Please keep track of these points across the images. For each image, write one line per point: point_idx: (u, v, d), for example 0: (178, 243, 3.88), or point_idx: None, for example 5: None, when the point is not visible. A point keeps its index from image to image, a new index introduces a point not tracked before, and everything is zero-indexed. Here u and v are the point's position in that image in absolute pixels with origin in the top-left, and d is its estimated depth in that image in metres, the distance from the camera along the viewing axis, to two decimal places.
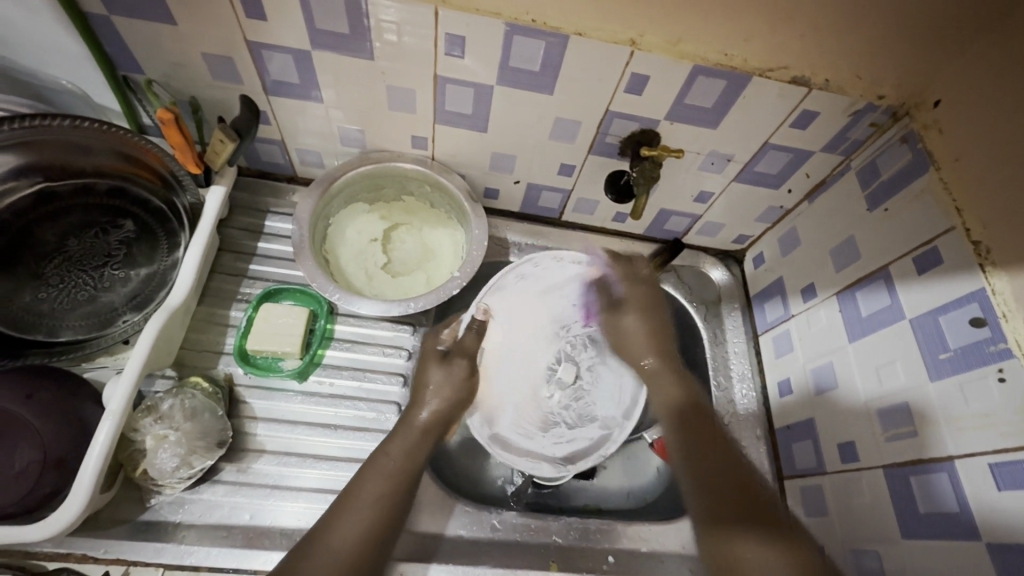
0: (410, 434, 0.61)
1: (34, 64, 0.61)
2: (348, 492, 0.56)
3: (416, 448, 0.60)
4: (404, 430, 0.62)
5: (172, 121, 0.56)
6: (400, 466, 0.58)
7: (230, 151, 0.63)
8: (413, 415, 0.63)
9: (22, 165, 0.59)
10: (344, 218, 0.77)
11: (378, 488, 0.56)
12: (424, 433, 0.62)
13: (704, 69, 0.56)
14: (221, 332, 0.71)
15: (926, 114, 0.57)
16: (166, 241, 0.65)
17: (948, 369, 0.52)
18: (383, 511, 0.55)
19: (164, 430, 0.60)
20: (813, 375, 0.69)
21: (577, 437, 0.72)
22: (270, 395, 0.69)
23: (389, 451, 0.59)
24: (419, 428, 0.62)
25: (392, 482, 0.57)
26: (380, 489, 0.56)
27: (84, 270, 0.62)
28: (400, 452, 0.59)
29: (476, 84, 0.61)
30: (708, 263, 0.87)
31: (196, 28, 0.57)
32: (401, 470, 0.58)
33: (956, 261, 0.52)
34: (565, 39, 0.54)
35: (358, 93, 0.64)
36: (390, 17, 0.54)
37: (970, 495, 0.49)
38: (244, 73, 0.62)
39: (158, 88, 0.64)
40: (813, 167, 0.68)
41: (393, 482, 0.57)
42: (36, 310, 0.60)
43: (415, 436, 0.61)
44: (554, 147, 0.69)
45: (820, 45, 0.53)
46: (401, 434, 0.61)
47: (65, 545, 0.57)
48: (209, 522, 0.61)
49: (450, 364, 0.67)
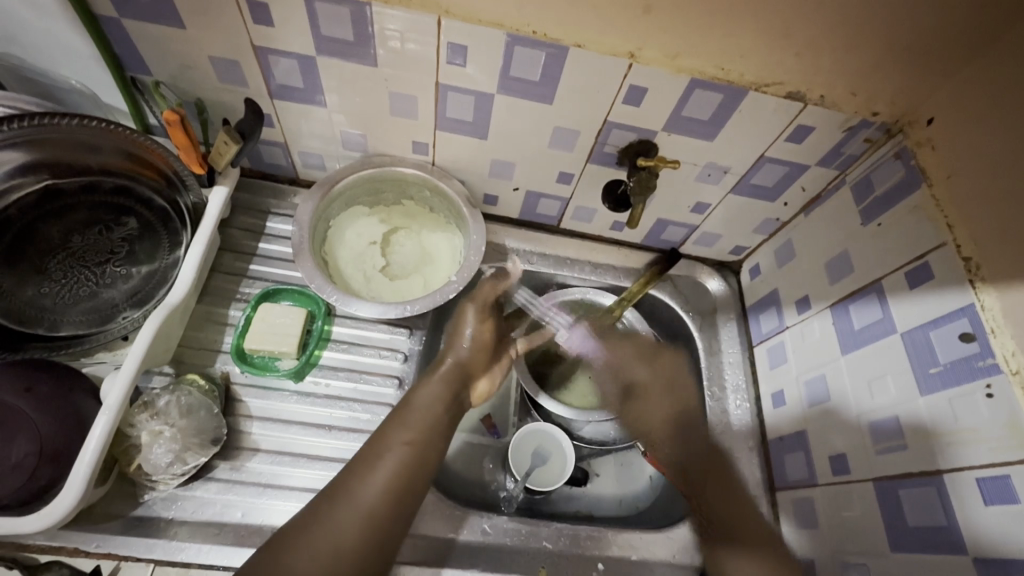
0: (432, 384, 0.63)
1: (46, 64, 0.63)
2: (375, 440, 0.58)
3: (437, 395, 0.62)
4: (431, 377, 0.64)
5: (178, 122, 0.57)
6: (424, 413, 0.60)
7: (234, 153, 0.64)
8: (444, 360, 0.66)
9: (30, 162, 0.60)
10: (344, 220, 0.78)
11: (403, 431, 0.58)
12: (445, 377, 0.65)
13: (701, 83, 0.57)
14: (220, 330, 0.72)
15: (919, 131, 0.58)
16: (168, 239, 0.66)
17: (938, 384, 0.52)
18: (409, 455, 0.57)
19: (159, 426, 0.61)
20: (807, 387, 0.69)
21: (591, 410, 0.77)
22: (266, 394, 0.69)
23: (413, 399, 0.61)
24: (441, 372, 0.65)
25: (414, 430, 0.59)
26: (403, 437, 0.58)
27: (86, 266, 0.63)
28: (425, 400, 0.61)
29: (478, 92, 0.62)
30: (704, 273, 0.88)
31: (204, 31, 0.58)
32: (426, 418, 0.60)
33: (946, 277, 0.53)
34: (565, 51, 0.55)
35: (361, 99, 0.65)
36: (395, 26, 0.55)
37: (958, 509, 0.49)
38: (250, 77, 0.63)
39: (165, 90, 0.65)
40: (808, 181, 0.69)
41: (417, 430, 0.59)
42: (38, 304, 0.60)
43: (436, 385, 0.63)
44: (552, 155, 0.70)
45: (815, 62, 0.54)
46: (425, 384, 0.63)
47: (58, 538, 0.57)
48: (201, 519, 0.62)
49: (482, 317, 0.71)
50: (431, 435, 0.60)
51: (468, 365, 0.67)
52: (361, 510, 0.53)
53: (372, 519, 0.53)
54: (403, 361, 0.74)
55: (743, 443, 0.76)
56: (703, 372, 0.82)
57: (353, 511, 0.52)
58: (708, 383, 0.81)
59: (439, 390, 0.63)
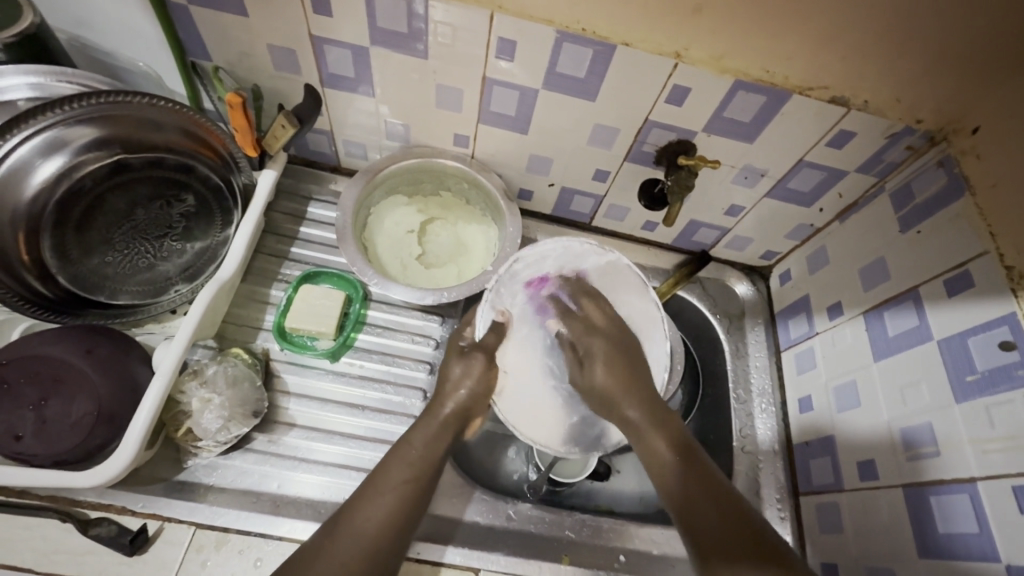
0: (432, 424, 0.62)
1: (115, 45, 0.66)
2: (374, 476, 0.57)
3: (436, 440, 0.61)
4: (426, 420, 0.63)
5: (240, 105, 0.60)
6: (423, 455, 0.59)
7: (288, 137, 0.67)
8: (438, 407, 0.64)
9: (101, 138, 0.62)
10: (383, 208, 0.81)
11: (401, 473, 0.57)
12: (445, 424, 0.63)
13: (745, 85, 0.58)
14: (262, 308, 0.75)
15: (964, 140, 0.58)
16: (220, 218, 0.70)
17: (975, 392, 0.52)
18: (408, 494, 0.56)
19: (208, 394, 0.64)
20: (836, 393, 0.69)
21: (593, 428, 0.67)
22: (302, 372, 0.72)
23: (411, 440, 0.60)
24: (441, 419, 0.63)
25: (413, 469, 0.58)
26: (403, 474, 0.57)
27: (147, 239, 0.67)
28: (423, 441, 0.60)
29: (522, 87, 0.64)
30: (733, 277, 0.88)
31: (266, 22, 0.61)
32: (423, 461, 0.59)
33: (987, 286, 0.53)
34: (611, 49, 0.57)
35: (408, 91, 0.67)
36: (445, 20, 0.57)
37: (992, 517, 0.49)
38: (304, 66, 0.66)
39: (224, 75, 0.68)
40: (846, 188, 0.69)
41: (417, 470, 0.58)
42: (101, 272, 0.65)
43: (434, 426, 0.62)
44: (590, 152, 0.72)
45: (861, 68, 0.55)
46: (422, 426, 0.62)
47: (108, 495, 0.60)
48: (239, 487, 0.64)
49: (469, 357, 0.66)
50: (428, 477, 0.59)
51: (468, 410, 0.64)
52: (361, 542, 0.52)
53: (373, 552, 0.52)
54: (435, 347, 0.76)
55: (768, 448, 0.76)
56: (729, 375, 0.82)
57: (353, 543, 0.52)
58: (734, 386, 0.81)
59: (440, 431, 0.62)
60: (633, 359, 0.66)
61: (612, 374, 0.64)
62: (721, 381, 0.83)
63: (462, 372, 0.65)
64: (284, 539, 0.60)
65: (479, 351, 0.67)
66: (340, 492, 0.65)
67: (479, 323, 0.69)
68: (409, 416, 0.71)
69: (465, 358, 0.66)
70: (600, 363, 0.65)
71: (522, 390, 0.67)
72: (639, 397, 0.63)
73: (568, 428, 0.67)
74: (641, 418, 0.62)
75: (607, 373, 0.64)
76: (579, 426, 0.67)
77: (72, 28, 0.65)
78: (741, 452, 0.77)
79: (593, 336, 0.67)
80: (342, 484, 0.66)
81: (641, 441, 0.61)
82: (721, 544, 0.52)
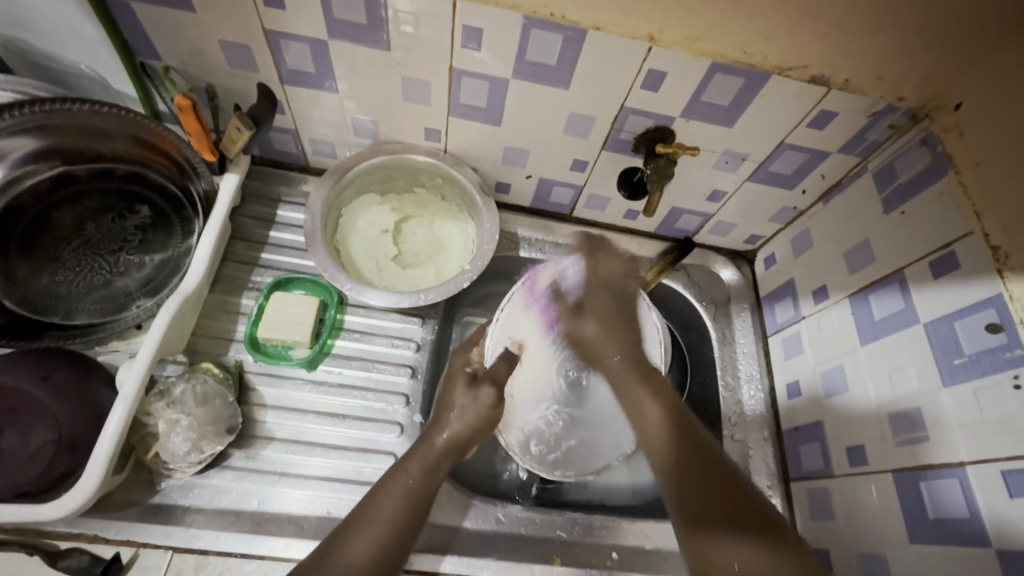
0: (429, 455, 0.59)
1: (55, 48, 0.62)
2: (365, 507, 0.55)
3: (434, 469, 0.59)
4: (421, 446, 0.60)
5: (190, 108, 0.56)
6: (418, 482, 0.57)
7: (245, 140, 0.63)
8: (433, 435, 0.60)
9: (41, 149, 0.60)
10: (355, 209, 0.78)
11: (396, 505, 0.55)
12: (444, 454, 0.60)
13: (722, 67, 0.55)
14: (232, 319, 0.72)
15: (946, 117, 0.56)
16: (180, 227, 0.66)
17: (962, 375, 0.52)
18: (398, 528, 0.54)
19: (175, 414, 0.62)
20: (823, 377, 0.68)
21: (588, 451, 0.69)
22: (280, 383, 0.69)
23: (407, 469, 0.58)
24: (439, 449, 0.60)
25: (406, 501, 0.55)
26: (394, 507, 0.55)
27: (100, 254, 0.63)
28: (420, 469, 0.58)
29: (492, 77, 0.61)
30: (719, 262, 0.86)
31: (215, 16, 0.57)
32: (418, 491, 0.57)
33: (973, 266, 0.52)
34: (582, 33, 0.54)
35: (372, 84, 0.64)
36: (407, 8, 0.54)
37: (982, 499, 0.49)
38: (260, 62, 0.62)
39: (175, 75, 0.64)
40: (828, 168, 0.68)
41: (411, 502, 0.56)
42: (52, 292, 0.62)
43: (432, 459, 0.59)
44: (568, 141, 0.69)
45: (840, 46, 0.52)
46: (418, 453, 0.59)
47: (78, 524, 0.57)
48: (217, 507, 0.62)
49: (478, 388, 0.63)
50: (418, 511, 0.56)
51: (465, 443, 0.61)
52: None
53: None
54: (416, 350, 0.74)
55: (757, 433, 0.76)
56: (716, 362, 0.81)
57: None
58: (722, 373, 0.80)
59: (439, 462, 0.59)
60: (622, 325, 0.69)
61: (600, 329, 0.68)
62: (709, 369, 0.82)
63: (469, 403, 0.62)
64: (267, 557, 0.59)
65: (489, 383, 0.64)
66: (324, 505, 0.64)
67: (489, 351, 0.69)
68: (393, 423, 0.69)
69: (473, 390, 0.63)
70: (591, 318, 0.69)
71: (524, 415, 0.70)
72: (627, 349, 0.67)
73: (563, 451, 0.69)
74: (626, 371, 0.65)
75: (594, 329, 0.68)
76: (582, 450, 0.69)
77: (6, 30, 0.60)
78: (731, 439, 0.76)
79: (596, 288, 0.71)
80: (326, 497, 0.64)
81: (631, 404, 0.63)
82: (703, 502, 0.51)
